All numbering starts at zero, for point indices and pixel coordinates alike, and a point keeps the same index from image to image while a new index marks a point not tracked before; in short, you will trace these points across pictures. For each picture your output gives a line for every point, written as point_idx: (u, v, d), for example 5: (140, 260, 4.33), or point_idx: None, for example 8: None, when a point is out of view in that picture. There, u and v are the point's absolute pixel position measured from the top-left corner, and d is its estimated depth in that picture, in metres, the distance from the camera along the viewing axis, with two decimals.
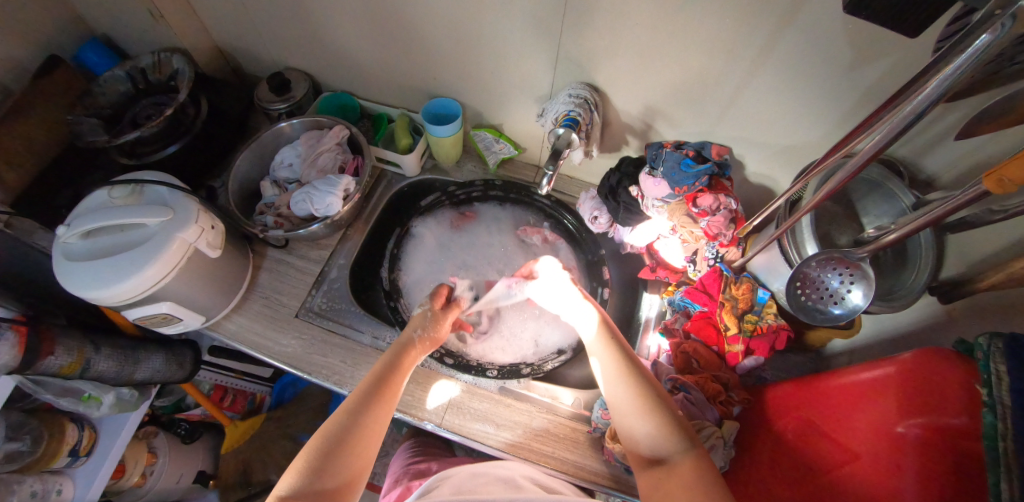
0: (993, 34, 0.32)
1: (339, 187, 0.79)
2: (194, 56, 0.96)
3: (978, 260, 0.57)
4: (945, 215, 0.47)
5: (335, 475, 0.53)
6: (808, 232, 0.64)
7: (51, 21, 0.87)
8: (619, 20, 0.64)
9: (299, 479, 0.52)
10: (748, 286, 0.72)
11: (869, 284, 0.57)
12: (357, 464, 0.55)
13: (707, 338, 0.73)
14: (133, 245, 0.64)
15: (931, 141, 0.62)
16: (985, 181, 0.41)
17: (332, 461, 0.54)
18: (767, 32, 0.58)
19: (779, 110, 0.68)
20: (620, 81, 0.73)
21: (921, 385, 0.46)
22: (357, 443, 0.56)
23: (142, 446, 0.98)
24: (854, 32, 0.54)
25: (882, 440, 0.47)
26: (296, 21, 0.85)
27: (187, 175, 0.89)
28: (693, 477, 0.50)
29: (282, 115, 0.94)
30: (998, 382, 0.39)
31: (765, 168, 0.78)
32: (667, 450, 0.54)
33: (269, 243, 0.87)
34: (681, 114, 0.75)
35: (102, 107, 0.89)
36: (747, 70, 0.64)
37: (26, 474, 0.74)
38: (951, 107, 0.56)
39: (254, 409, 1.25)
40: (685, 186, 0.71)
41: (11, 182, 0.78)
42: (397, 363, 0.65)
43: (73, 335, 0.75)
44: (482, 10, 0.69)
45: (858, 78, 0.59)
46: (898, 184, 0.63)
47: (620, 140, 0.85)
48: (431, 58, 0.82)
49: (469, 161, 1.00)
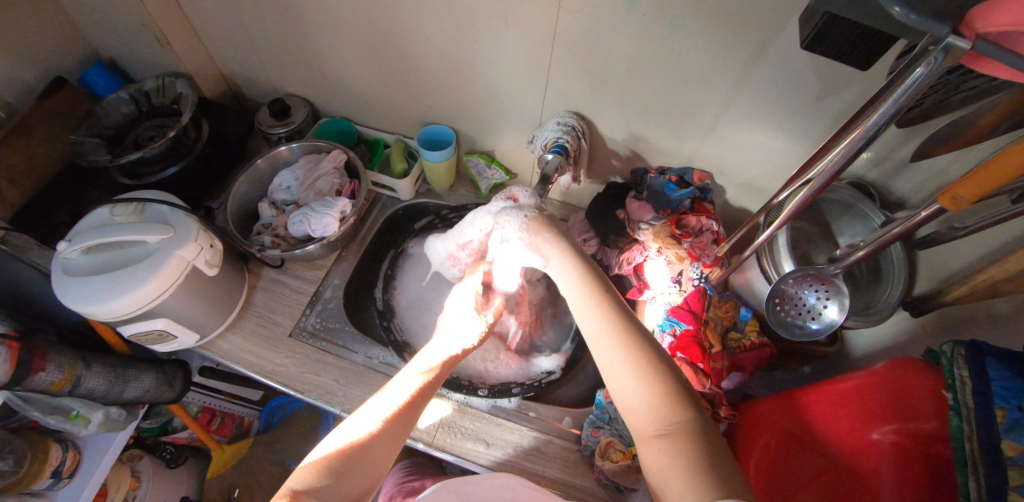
0: (927, 67, 0.36)
1: (335, 208, 0.82)
2: (198, 82, 1.00)
3: (945, 275, 0.60)
4: (906, 232, 0.51)
5: (355, 475, 0.49)
6: (784, 250, 0.68)
7: (62, 47, 0.91)
8: (605, 52, 0.68)
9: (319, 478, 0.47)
10: (731, 305, 0.77)
11: (843, 299, 0.60)
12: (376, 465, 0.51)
13: (694, 356, 0.71)
14: (133, 261, 0.66)
15: (897, 164, 0.66)
16: (941, 199, 0.45)
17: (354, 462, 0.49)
18: (739, 64, 0.63)
19: (754, 137, 0.72)
20: (606, 109, 0.78)
21: (893, 392, 0.48)
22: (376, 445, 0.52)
23: (125, 469, 0.95)
24: (818, 66, 0.59)
25: (861, 446, 0.49)
26: (299, 50, 0.89)
27: (186, 195, 0.91)
28: (704, 454, 0.45)
29: (281, 139, 0.98)
30: (962, 386, 0.41)
31: (744, 192, 0.83)
32: (671, 423, 0.49)
33: (266, 264, 0.88)
34: (664, 141, 0.80)
35: (105, 128, 0.91)
36: (723, 99, 0.69)
37: (6, 495, 0.73)
38: (911, 134, 0.61)
39: (241, 434, 1.20)
40: (669, 208, 0.78)
41: (11, 200, 0.80)
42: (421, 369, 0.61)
43: (65, 352, 0.75)
44: (477, 42, 0.74)
45: (825, 107, 0.64)
46: (869, 204, 0.67)
47: (607, 165, 0.89)
48: (427, 87, 0.87)
49: (462, 185, 1.03)
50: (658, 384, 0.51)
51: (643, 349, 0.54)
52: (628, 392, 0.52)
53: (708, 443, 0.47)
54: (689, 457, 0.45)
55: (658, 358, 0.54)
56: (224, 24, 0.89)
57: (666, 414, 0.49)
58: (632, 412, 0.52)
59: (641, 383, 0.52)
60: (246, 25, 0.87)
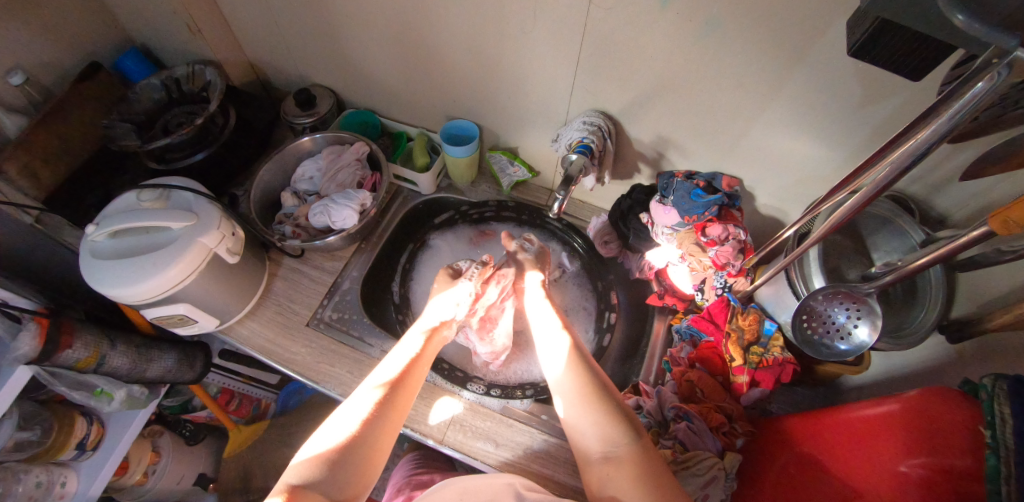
0: (990, 81, 0.34)
1: (356, 201, 0.83)
2: (226, 69, 1.01)
3: (987, 301, 0.57)
4: (952, 253, 0.48)
5: (353, 470, 0.54)
6: (814, 266, 0.65)
7: (95, 30, 0.92)
8: (638, 50, 0.66)
9: (315, 471, 0.52)
10: (754, 317, 0.74)
11: (875, 320, 0.57)
12: (371, 463, 0.56)
13: (712, 368, 0.74)
14: (157, 247, 0.67)
15: (940, 180, 0.62)
16: (991, 221, 0.42)
17: (349, 453, 0.54)
18: (776, 69, 0.60)
19: (788, 145, 0.69)
20: (633, 110, 0.76)
21: (926, 422, 0.46)
22: (371, 435, 0.57)
23: (145, 444, 0.99)
24: (863, 74, 0.56)
25: (885, 478, 0.46)
26: (327, 40, 0.89)
27: (211, 182, 0.92)
28: (645, 467, 0.54)
29: (306, 129, 0.98)
30: (1002, 424, 0.39)
31: (775, 201, 0.80)
32: (616, 444, 0.56)
33: (286, 253, 0.89)
34: (693, 145, 0.77)
35: (136, 113, 0.92)
36: (758, 103, 0.66)
37: (32, 464, 0.76)
38: (959, 148, 0.57)
39: (257, 416, 1.26)
40: (694, 215, 0.71)
41: (46, 181, 0.82)
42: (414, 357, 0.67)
43: (92, 330, 0.77)
44: (504, 36, 0.73)
45: (865, 117, 0.61)
46: (907, 219, 0.64)
47: (632, 167, 0.87)
48: (453, 81, 0.86)
49: (484, 181, 1.02)
50: (615, 420, 0.58)
51: (604, 397, 0.60)
52: (576, 420, 0.60)
53: (649, 461, 0.55)
54: (638, 472, 0.53)
55: (608, 395, 0.60)
56: (253, 13, 0.89)
57: (614, 440, 0.57)
58: (582, 446, 0.59)
59: (587, 412, 0.59)
60: (273, 13, 0.87)
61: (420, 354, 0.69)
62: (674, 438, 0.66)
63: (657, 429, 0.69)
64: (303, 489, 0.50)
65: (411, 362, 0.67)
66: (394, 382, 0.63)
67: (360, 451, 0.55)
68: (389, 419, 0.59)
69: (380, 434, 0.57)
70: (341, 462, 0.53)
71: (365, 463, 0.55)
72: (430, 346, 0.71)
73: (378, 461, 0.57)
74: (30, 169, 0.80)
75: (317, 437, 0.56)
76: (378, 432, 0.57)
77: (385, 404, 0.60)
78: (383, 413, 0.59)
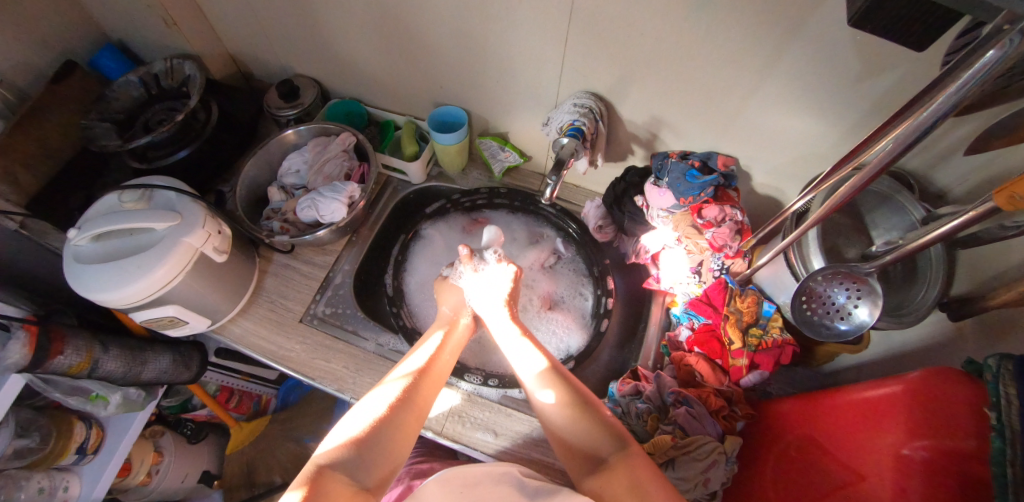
0: (1001, 49, 0.32)
1: (344, 193, 0.80)
2: (205, 62, 0.98)
3: (989, 276, 0.55)
4: (955, 231, 0.46)
5: (379, 454, 0.54)
6: (814, 246, 0.64)
7: (68, 26, 0.89)
8: (630, 28, 0.63)
9: (341, 452, 0.52)
10: (754, 299, 0.73)
11: (876, 300, 0.56)
12: (396, 449, 0.55)
13: (711, 352, 0.71)
14: (142, 249, 0.65)
15: (940, 154, 0.61)
16: (996, 197, 0.40)
17: (375, 437, 0.54)
18: (772, 44, 0.58)
19: (785, 122, 0.67)
20: (625, 91, 0.73)
21: (929, 403, 0.45)
22: (395, 419, 0.57)
23: (147, 445, 0.98)
24: (862, 46, 0.54)
25: (887, 460, 0.46)
26: (306, 28, 0.85)
27: (196, 179, 0.90)
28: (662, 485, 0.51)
29: (290, 121, 0.96)
30: (1007, 405, 0.38)
31: (772, 180, 0.78)
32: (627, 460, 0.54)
33: (275, 249, 0.88)
34: (687, 125, 0.75)
35: (115, 112, 0.89)
36: (754, 80, 0.63)
37: (33, 471, 0.76)
38: (962, 121, 0.55)
39: (258, 411, 1.26)
40: (690, 196, 0.69)
41: (27, 186, 0.80)
42: (439, 346, 0.68)
43: (83, 336, 0.76)
44: (490, 19, 0.70)
45: (864, 92, 0.58)
46: (908, 196, 0.62)
47: (626, 150, 0.85)
48: (439, 67, 0.83)
49: (475, 168, 1.00)
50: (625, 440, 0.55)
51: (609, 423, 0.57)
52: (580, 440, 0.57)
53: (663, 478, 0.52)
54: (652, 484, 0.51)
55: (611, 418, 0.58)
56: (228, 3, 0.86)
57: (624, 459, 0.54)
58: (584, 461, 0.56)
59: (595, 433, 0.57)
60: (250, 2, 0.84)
61: (446, 343, 0.69)
62: (674, 423, 0.65)
63: (657, 414, 0.68)
64: (331, 470, 0.50)
65: (437, 352, 0.67)
66: (421, 370, 0.63)
67: (384, 435, 0.55)
68: (413, 407, 0.59)
69: (402, 421, 0.57)
70: (366, 445, 0.53)
71: (390, 449, 0.55)
72: (456, 337, 0.72)
73: (403, 447, 0.57)
74: (10, 174, 0.78)
75: (344, 422, 0.56)
76: (402, 418, 0.58)
77: (409, 390, 0.60)
78: (408, 401, 0.59)
